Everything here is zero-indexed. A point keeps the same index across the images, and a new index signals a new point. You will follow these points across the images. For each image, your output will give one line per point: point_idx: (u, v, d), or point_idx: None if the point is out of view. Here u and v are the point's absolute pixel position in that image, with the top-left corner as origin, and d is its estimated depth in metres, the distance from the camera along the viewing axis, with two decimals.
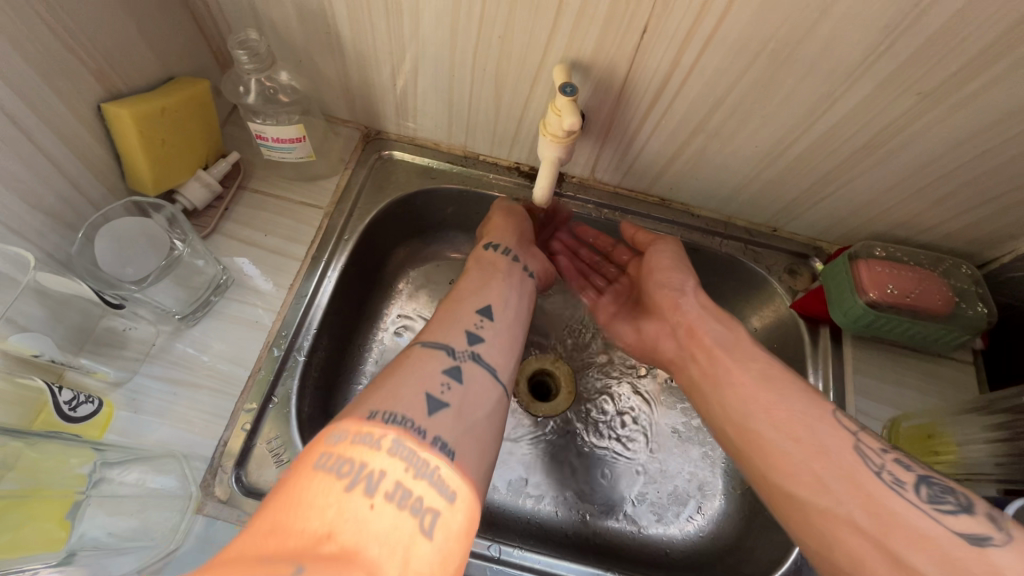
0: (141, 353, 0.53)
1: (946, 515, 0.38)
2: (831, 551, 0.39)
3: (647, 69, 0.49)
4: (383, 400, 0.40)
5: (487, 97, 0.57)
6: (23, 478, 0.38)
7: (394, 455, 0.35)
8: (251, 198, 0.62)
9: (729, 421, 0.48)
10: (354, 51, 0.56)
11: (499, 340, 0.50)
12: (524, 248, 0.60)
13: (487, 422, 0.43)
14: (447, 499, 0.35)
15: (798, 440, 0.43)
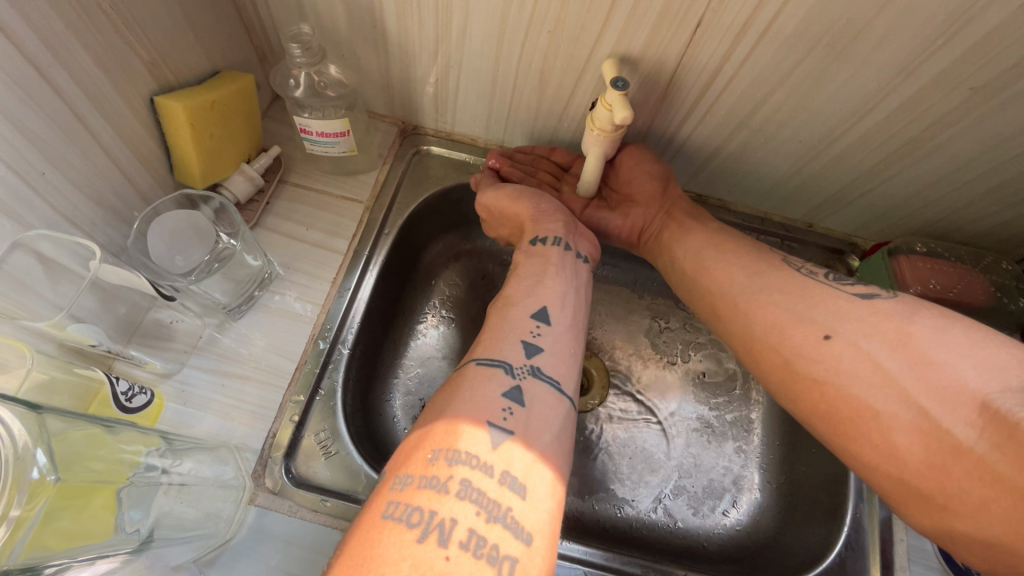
0: (188, 345, 0.54)
1: (851, 287, 0.45)
2: (752, 328, 0.45)
3: (696, 63, 0.49)
4: (447, 432, 0.38)
5: (529, 91, 0.58)
6: (99, 463, 0.37)
7: (464, 498, 0.34)
8: (291, 192, 0.62)
9: (685, 256, 0.54)
10: (399, 46, 0.56)
11: (558, 347, 0.47)
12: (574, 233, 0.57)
13: (556, 446, 0.40)
14: (522, 540, 0.34)
15: (744, 262, 0.50)
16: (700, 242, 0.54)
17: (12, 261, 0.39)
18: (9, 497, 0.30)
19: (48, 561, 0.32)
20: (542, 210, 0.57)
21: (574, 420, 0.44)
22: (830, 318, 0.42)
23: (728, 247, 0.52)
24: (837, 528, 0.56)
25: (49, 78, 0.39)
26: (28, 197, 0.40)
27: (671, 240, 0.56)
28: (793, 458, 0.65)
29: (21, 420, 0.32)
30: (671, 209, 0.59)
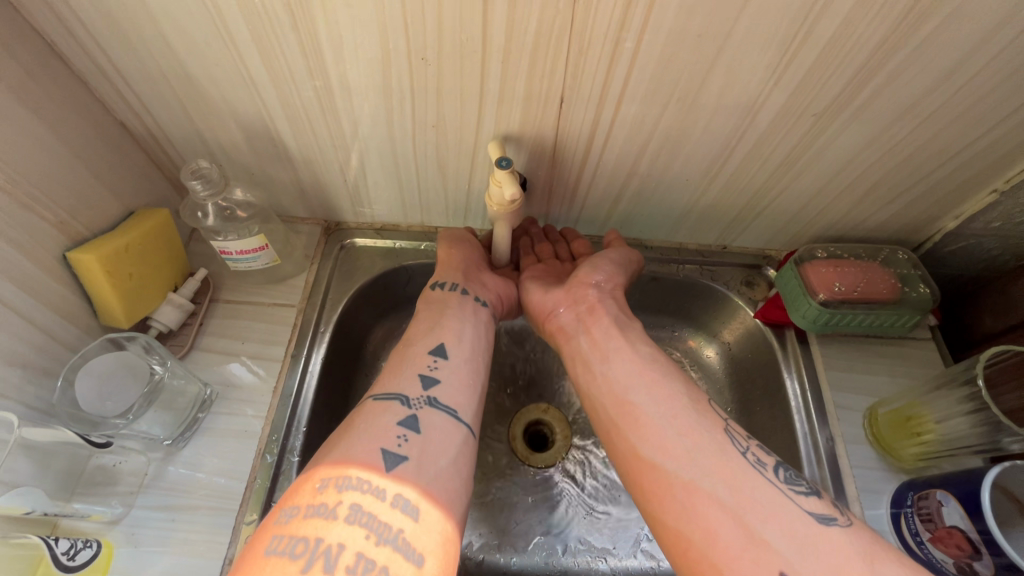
0: (134, 486, 0.53)
1: (804, 501, 0.41)
2: (667, 509, 0.41)
3: (572, 131, 0.53)
4: (337, 461, 0.40)
5: (433, 176, 0.61)
6: None
7: (352, 523, 0.36)
8: (223, 309, 0.64)
9: (607, 391, 0.50)
10: (303, 158, 0.59)
11: (454, 378, 0.50)
12: (476, 279, 0.61)
13: (450, 470, 0.43)
14: (413, 561, 0.36)
15: (680, 427, 0.44)
16: (625, 374, 0.49)
17: None
18: None
19: None
20: (454, 255, 0.62)
21: (471, 446, 0.46)
22: (787, 547, 0.37)
23: (658, 388, 0.48)
24: None
25: None
26: None
27: (599, 361, 0.52)
28: None
29: None
30: (594, 306, 0.56)
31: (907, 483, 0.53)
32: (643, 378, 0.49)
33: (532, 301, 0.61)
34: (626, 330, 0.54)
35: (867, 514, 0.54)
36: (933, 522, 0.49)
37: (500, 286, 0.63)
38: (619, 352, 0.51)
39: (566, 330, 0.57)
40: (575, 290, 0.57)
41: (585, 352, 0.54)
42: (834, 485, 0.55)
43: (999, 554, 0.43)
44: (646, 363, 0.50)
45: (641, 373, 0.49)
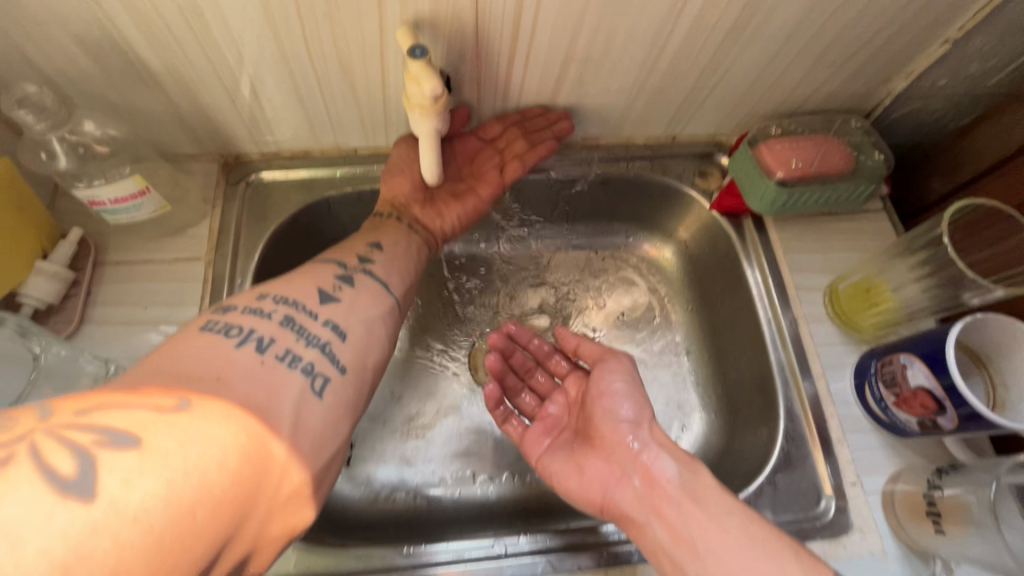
0: None
1: None
2: None
3: (494, 9, 0.44)
4: (274, 287, 0.43)
5: (339, 85, 0.52)
6: None
7: (283, 325, 0.40)
8: (114, 273, 0.54)
9: None
10: (171, 78, 0.48)
11: (391, 264, 0.51)
12: (417, 205, 0.57)
13: (381, 319, 0.46)
14: (339, 369, 0.40)
15: None
16: (710, 537, 0.41)
17: None
18: None
19: None
20: (397, 176, 0.56)
21: (400, 313, 0.49)
22: None
23: (740, 540, 0.40)
24: (776, 422, 0.54)
25: None
26: None
27: (685, 549, 0.41)
28: (724, 365, 0.63)
29: None
30: (647, 469, 0.45)
31: (870, 352, 0.53)
32: (744, 557, 0.40)
33: (569, 489, 0.49)
34: (696, 489, 0.44)
35: (833, 389, 0.54)
36: (898, 387, 0.49)
37: (430, 218, 0.58)
38: (705, 533, 0.41)
39: (615, 483, 0.46)
40: (618, 457, 0.47)
41: (651, 542, 0.43)
42: (800, 366, 0.55)
43: (960, 406, 0.43)
44: (727, 526, 0.41)
45: (723, 542, 0.41)
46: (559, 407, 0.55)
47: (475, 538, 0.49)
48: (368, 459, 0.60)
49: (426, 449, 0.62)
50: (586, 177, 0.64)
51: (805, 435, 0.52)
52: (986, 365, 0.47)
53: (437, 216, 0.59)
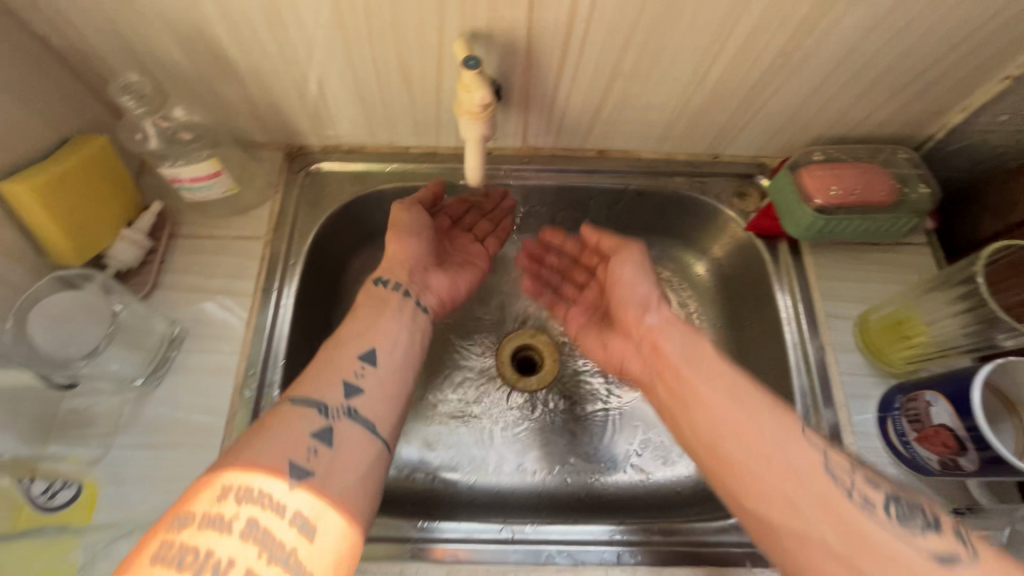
0: (112, 426, 0.52)
1: (925, 540, 0.37)
2: (777, 538, 0.40)
3: (547, 26, 0.47)
4: (298, 410, 0.44)
5: (398, 87, 0.55)
6: None
7: (303, 467, 0.41)
8: (185, 244, 0.60)
9: (699, 433, 0.46)
10: (251, 72, 0.53)
11: (410, 342, 0.53)
12: (423, 274, 0.58)
13: (393, 406, 0.48)
14: (354, 480, 0.42)
15: (778, 471, 0.41)
16: (712, 413, 0.45)
17: None
18: None
19: None
20: (411, 252, 0.57)
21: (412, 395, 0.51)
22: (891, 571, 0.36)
23: (750, 438, 0.43)
24: None
25: None
26: None
27: (677, 413, 0.48)
28: None
29: None
30: (653, 341, 0.52)
31: (898, 386, 0.52)
32: (730, 419, 0.44)
33: (589, 351, 0.61)
34: (698, 360, 0.49)
35: (855, 420, 0.54)
36: (922, 423, 0.48)
37: (446, 287, 0.60)
38: (701, 397, 0.47)
39: (649, 385, 0.52)
40: (632, 335, 0.55)
41: (657, 394, 0.51)
42: (823, 393, 0.55)
43: (983, 448, 0.43)
44: (725, 392, 0.46)
45: (716, 410, 0.45)
46: (592, 282, 0.63)
47: (486, 521, 0.52)
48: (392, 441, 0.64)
49: (448, 436, 0.65)
50: (624, 189, 0.66)
51: None
52: (1019, 411, 0.46)
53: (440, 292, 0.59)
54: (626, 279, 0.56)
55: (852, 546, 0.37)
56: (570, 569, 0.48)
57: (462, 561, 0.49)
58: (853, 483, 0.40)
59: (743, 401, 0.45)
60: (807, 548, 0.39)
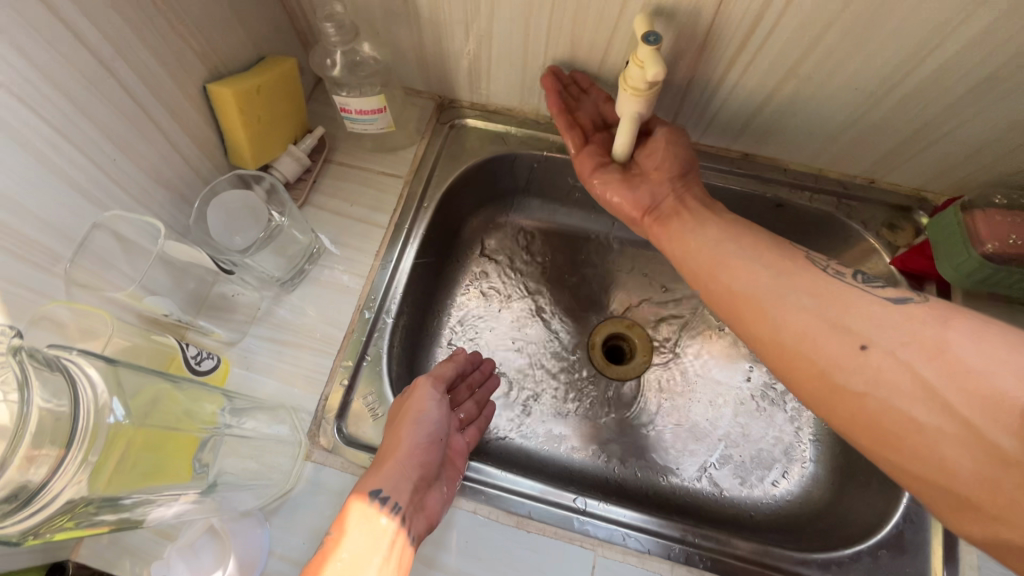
0: (250, 316, 0.58)
1: (884, 291, 0.44)
2: (781, 334, 0.44)
3: (735, 12, 0.46)
4: (396, 456, 0.47)
5: (562, 55, 0.56)
6: (175, 413, 0.41)
7: (391, 516, 0.44)
8: (336, 170, 0.65)
9: (700, 252, 0.52)
10: (431, 20, 0.56)
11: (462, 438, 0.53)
12: (423, 507, 0.46)
13: (441, 487, 0.49)
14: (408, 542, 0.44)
15: (768, 262, 0.48)
16: (715, 238, 0.52)
17: (95, 238, 0.44)
18: (88, 444, 0.33)
19: (129, 493, 0.37)
20: (421, 452, 0.47)
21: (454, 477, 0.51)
22: (873, 328, 0.41)
23: (747, 243, 0.50)
24: (897, 500, 0.52)
25: (114, 72, 0.43)
26: (98, 178, 0.44)
27: (682, 228, 0.54)
28: None
29: (101, 373, 0.36)
30: (684, 196, 0.56)
31: None
32: (740, 246, 0.50)
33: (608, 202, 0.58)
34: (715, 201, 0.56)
35: None
36: None
37: (440, 506, 0.48)
38: (703, 221, 0.53)
39: (679, 251, 0.53)
40: (653, 184, 0.56)
41: (675, 253, 0.54)
42: None
43: None
44: (728, 224, 0.52)
45: (721, 249, 0.50)
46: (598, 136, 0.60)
47: (559, 487, 0.53)
48: None
49: (531, 401, 0.66)
50: (761, 197, 0.64)
51: (929, 526, 0.50)
52: None
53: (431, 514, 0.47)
54: (665, 151, 0.56)
55: (942, 373, 0.37)
56: (634, 555, 0.49)
57: (530, 517, 0.50)
58: (829, 265, 0.48)
59: (794, 273, 0.47)
60: (892, 432, 0.38)
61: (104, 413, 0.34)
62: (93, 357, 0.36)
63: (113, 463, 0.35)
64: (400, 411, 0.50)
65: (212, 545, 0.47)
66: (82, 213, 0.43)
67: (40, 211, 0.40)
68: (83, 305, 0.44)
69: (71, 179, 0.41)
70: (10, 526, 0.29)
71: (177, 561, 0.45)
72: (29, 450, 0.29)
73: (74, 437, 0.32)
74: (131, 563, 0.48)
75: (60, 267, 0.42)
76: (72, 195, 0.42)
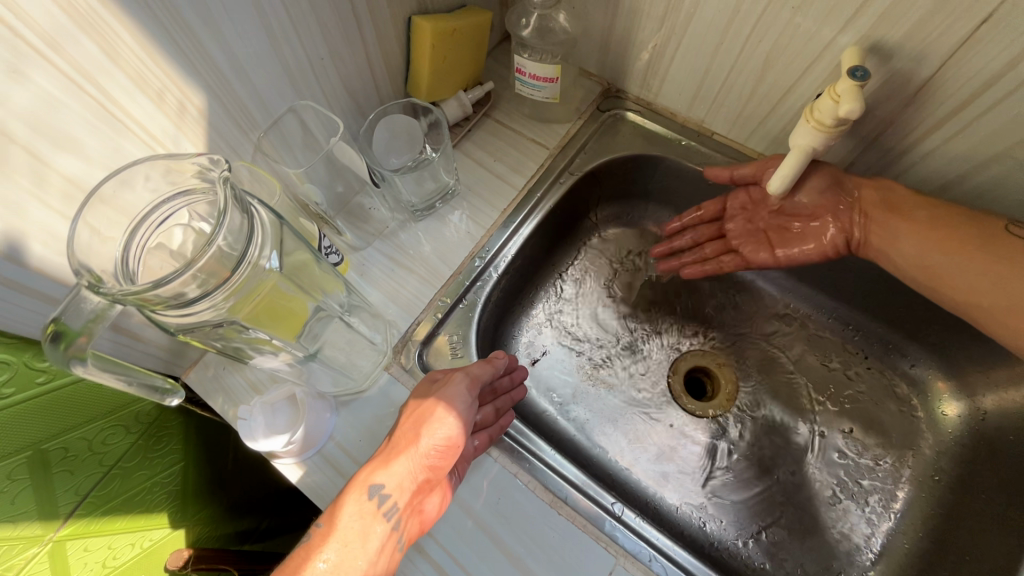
0: (377, 231, 0.63)
1: None
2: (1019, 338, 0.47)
3: (967, 69, 0.42)
4: (405, 454, 0.45)
5: (749, 72, 0.54)
6: (307, 281, 0.47)
7: (388, 520, 0.43)
8: (491, 126, 0.68)
9: (905, 263, 0.52)
10: (629, 6, 0.57)
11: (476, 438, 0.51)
12: (419, 511, 0.45)
13: (445, 489, 0.48)
14: (400, 543, 0.44)
15: (988, 264, 0.48)
16: (922, 248, 0.50)
17: (285, 118, 0.51)
18: (238, 286, 0.38)
19: (254, 330, 0.43)
20: (431, 458, 0.45)
21: (458, 477, 0.49)
22: None
23: (965, 248, 0.48)
24: None
25: None
26: (305, 71, 0.50)
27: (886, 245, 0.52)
28: (933, 556, 0.54)
29: (269, 223, 0.41)
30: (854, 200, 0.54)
31: None
32: (943, 250, 0.49)
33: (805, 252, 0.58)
34: (898, 200, 0.52)
35: None
36: None
37: (438, 512, 0.47)
38: (907, 230, 0.51)
39: (881, 259, 0.54)
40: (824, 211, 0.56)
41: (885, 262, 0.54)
42: None
43: None
44: (936, 220, 0.50)
45: (925, 256, 0.50)
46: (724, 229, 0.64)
47: (601, 486, 0.52)
48: (550, 369, 0.67)
49: (596, 398, 0.66)
50: None
51: None
52: None
53: (427, 518, 0.46)
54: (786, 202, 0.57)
55: None
56: None
57: (564, 502, 0.50)
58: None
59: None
60: None
61: (261, 261, 0.40)
62: (269, 211, 0.41)
63: (247, 302, 0.40)
64: (427, 406, 0.47)
65: (287, 411, 0.52)
66: (284, 96, 0.49)
67: (257, 85, 0.46)
68: (260, 170, 0.50)
69: (287, 66, 0.48)
70: (167, 316, 0.35)
71: (258, 411, 0.52)
72: (200, 268, 0.34)
73: (235, 272, 0.37)
74: (222, 400, 0.56)
75: (254, 133, 0.49)
76: (283, 79, 0.48)
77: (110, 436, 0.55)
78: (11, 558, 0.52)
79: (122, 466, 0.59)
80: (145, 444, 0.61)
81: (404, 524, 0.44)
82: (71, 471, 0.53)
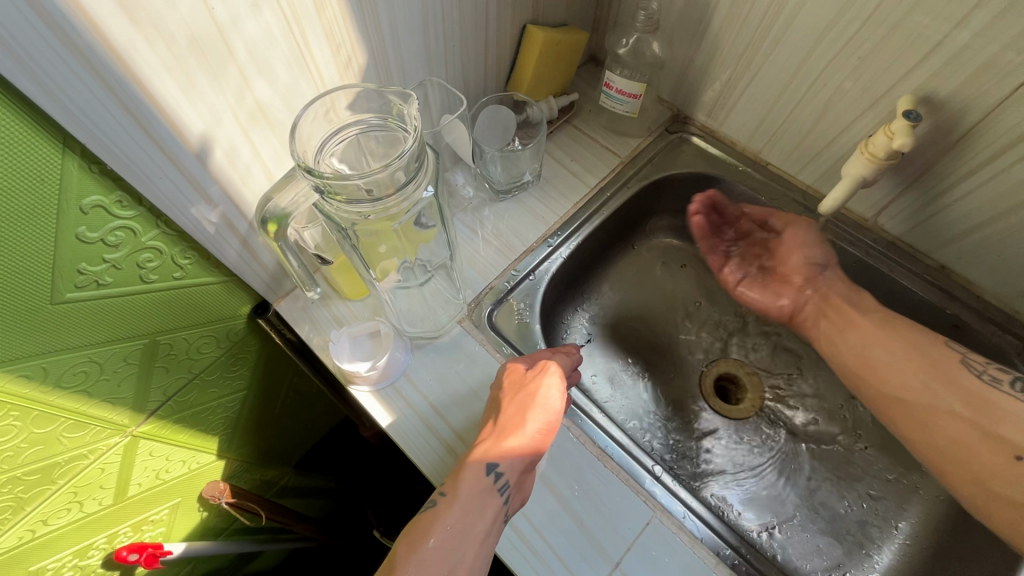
0: (461, 205, 0.71)
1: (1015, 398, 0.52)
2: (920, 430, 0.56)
3: (1004, 124, 0.50)
4: (514, 436, 0.49)
5: (810, 112, 0.63)
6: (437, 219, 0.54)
7: (501, 495, 0.47)
8: (570, 131, 0.77)
9: (850, 359, 0.62)
10: (711, 44, 0.66)
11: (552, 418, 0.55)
12: (523, 488, 0.50)
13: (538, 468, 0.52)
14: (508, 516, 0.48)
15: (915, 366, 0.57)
16: (860, 345, 0.62)
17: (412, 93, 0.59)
18: (393, 206, 0.44)
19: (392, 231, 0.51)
20: (535, 441, 0.50)
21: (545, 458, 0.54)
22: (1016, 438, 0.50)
23: (896, 347, 0.59)
24: None
25: None
26: (440, 53, 0.58)
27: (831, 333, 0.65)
28: (935, 564, 0.59)
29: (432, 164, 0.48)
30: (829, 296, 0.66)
31: None
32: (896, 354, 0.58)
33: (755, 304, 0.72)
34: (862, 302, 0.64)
35: None
36: None
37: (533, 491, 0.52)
38: (859, 324, 0.62)
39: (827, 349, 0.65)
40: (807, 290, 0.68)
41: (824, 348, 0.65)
42: None
43: None
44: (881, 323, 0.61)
45: (864, 352, 0.61)
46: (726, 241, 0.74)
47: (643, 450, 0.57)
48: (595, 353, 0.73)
49: (638, 389, 0.72)
50: (940, 312, 0.64)
51: None
52: None
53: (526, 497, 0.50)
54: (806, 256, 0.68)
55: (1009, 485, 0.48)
56: (686, 533, 0.52)
57: (609, 457, 0.55)
58: (986, 370, 0.55)
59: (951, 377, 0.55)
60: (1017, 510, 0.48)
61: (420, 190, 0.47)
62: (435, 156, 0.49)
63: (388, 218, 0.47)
64: (528, 391, 0.52)
65: (370, 342, 0.59)
66: (419, 71, 0.58)
67: (404, 56, 0.55)
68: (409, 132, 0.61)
69: (429, 45, 0.56)
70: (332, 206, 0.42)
71: (345, 337, 0.59)
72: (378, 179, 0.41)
73: (396, 193, 0.43)
74: (309, 329, 0.62)
75: None
76: (422, 55, 0.57)
77: (204, 344, 0.61)
78: (98, 442, 0.57)
79: (201, 376, 0.64)
80: (225, 362, 0.66)
81: (512, 498, 0.49)
82: (167, 369, 0.59)
